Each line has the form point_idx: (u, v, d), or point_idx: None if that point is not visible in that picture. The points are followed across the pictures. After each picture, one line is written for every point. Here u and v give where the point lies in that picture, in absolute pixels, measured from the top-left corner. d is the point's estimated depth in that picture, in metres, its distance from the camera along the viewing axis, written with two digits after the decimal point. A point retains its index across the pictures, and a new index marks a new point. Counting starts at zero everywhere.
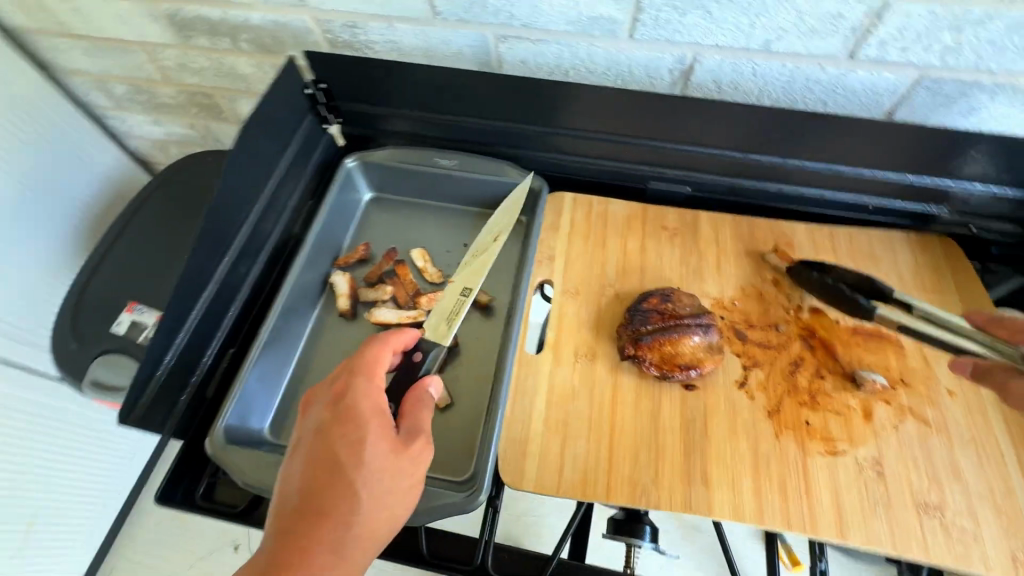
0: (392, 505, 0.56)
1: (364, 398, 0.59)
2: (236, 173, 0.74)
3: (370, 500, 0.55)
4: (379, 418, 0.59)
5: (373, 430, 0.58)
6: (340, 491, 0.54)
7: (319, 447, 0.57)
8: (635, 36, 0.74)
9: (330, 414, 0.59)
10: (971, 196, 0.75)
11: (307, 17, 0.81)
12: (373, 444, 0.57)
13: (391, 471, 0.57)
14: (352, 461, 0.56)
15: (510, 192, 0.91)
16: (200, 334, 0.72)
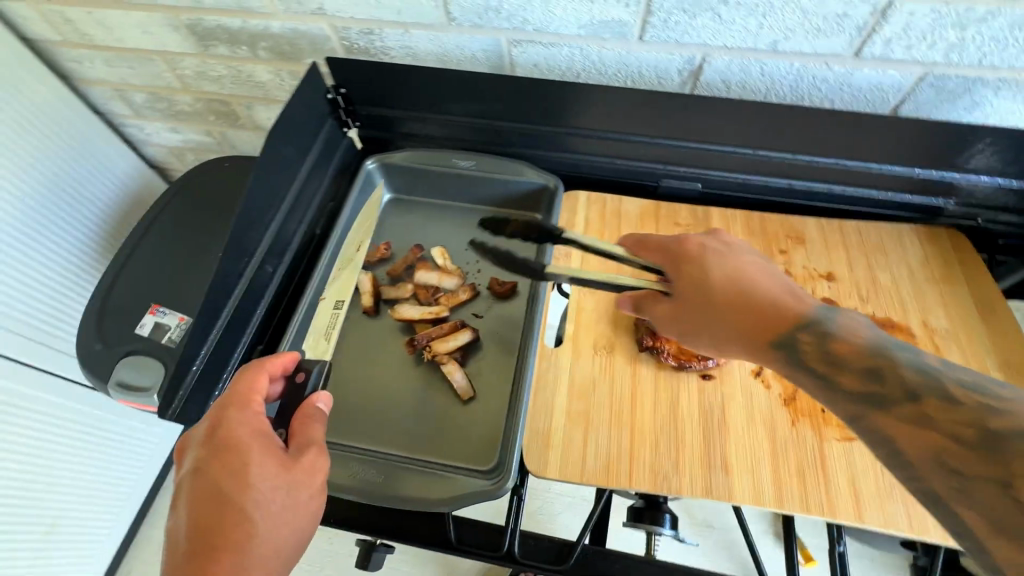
0: (294, 522, 0.51)
1: (245, 424, 0.53)
2: (264, 174, 0.70)
3: (269, 519, 0.50)
4: (262, 442, 0.53)
5: (256, 456, 0.52)
6: (230, 523, 0.48)
7: (202, 489, 0.49)
8: (644, 38, 0.80)
9: (207, 452, 0.51)
10: (977, 188, 0.77)
11: (324, 24, 0.90)
12: (260, 469, 0.51)
13: (286, 489, 0.51)
14: (238, 491, 0.50)
15: (527, 191, 0.83)
16: (230, 332, 0.68)
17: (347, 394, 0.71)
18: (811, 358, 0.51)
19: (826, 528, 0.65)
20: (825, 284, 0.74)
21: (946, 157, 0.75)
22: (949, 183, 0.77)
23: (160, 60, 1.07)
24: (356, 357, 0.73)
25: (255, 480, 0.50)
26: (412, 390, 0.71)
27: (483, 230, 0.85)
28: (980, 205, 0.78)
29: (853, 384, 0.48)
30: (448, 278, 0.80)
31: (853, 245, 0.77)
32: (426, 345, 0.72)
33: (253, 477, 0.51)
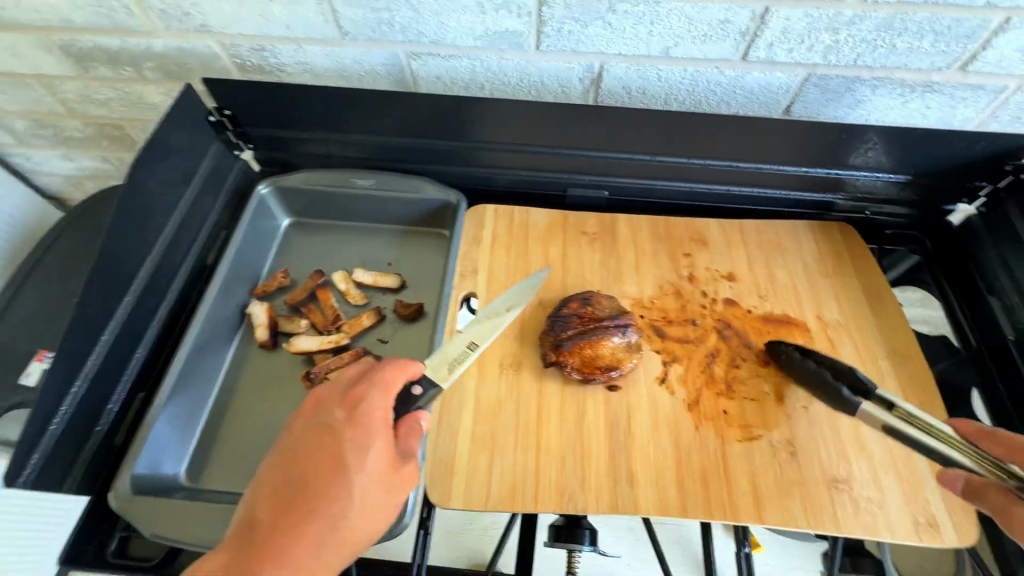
0: (374, 520, 0.47)
1: (382, 404, 0.51)
2: (134, 206, 0.65)
3: (355, 506, 0.46)
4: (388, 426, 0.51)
5: (384, 435, 0.50)
6: (327, 494, 0.46)
7: (321, 450, 0.48)
8: (542, 48, 0.80)
9: (343, 416, 0.50)
10: (862, 183, 0.80)
11: (212, 42, 0.85)
12: (380, 449, 0.49)
13: (384, 484, 0.48)
14: (351, 460, 0.48)
15: (431, 208, 0.81)
16: (100, 380, 0.62)
17: (239, 438, 0.66)
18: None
19: (736, 529, 0.65)
20: (725, 285, 0.75)
21: (833, 155, 0.78)
22: (838, 179, 0.80)
23: (38, 84, 0.99)
24: (251, 395, 0.69)
25: (372, 459, 0.48)
26: None
27: (389, 250, 0.81)
28: (868, 198, 0.82)
29: None
30: (351, 304, 0.76)
31: (753, 245, 0.79)
32: (325, 378, 0.68)
33: (370, 454, 0.48)
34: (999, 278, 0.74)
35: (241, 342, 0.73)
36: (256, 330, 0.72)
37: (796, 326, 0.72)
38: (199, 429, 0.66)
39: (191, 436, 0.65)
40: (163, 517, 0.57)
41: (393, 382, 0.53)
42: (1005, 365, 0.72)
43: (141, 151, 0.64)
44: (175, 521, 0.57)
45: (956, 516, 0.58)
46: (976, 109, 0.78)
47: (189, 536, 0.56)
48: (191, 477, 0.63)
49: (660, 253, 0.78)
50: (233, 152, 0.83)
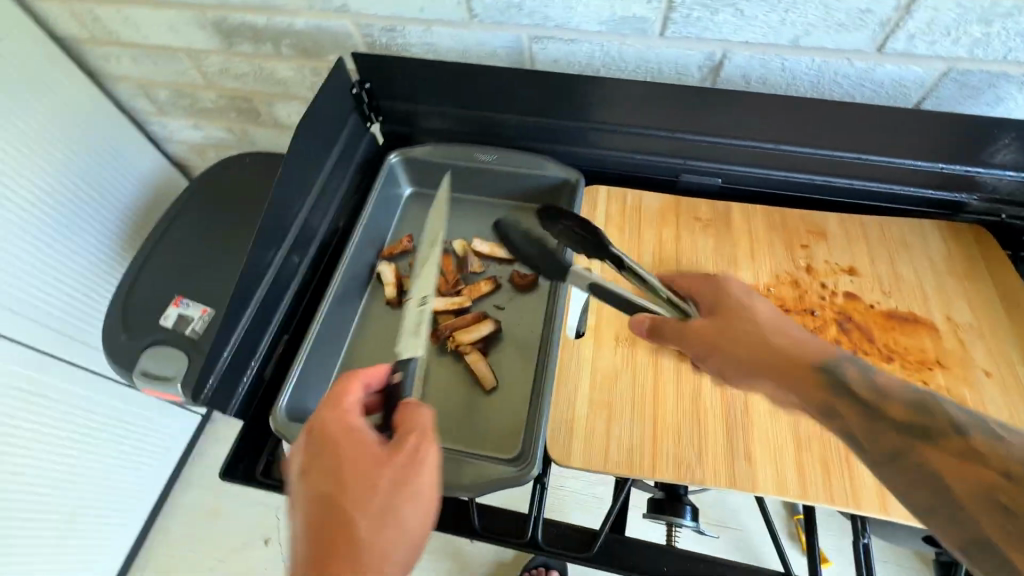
0: (407, 515, 0.50)
1: (341, 422, 0.54)
2: (292, 166, 0.71)
3: (380, 516, 0.49)
4: (362, 437, 0.53)
5: (363, 447, 0.52)
6: (339, 521, 0.48)
7: (310, 488, 0.50)
8: (665, 34, 0.81)
9: (310, 451, 0.53)
10: (1001, 184, 0.76)
11: (348, 21, 0.92)
12: (368, 461, 0.51)
13: (393, 482, 0.51)
14: (341, 485, 0.50)
15: (546, 185, 0.84)
16: (258, 319, 0.69)
17: None
18: (854, 390, 0.51)
19: (849, 520, 0.64)
20: (845, 279, 0.74)
21: (971, 153, 0.74)
22: (974, 178, 0.76)
23: (186, 57, 1.09)
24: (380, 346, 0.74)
25: (368, 472, 0.51)
26: (437, 381, 0.71)
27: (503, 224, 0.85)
28: (1005, 200, 0.78)
29: (900, 415, 0.48)
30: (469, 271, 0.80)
31: (876, 241, 0.77)
32: (449, 335, 0.72)
33: (355, 472, 0.51)
34: None
35: (369, 297, 0.78)
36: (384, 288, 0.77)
37: (922, 324, 0.69)
38: (335, 373, 0.72)
39: (328, 378, 0.71)
40: None
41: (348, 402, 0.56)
42: None
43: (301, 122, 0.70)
44: None
45: None
46: None
47: None
48: None
49: (775, 243, 0.77)
50: (364, 124, 0.89)
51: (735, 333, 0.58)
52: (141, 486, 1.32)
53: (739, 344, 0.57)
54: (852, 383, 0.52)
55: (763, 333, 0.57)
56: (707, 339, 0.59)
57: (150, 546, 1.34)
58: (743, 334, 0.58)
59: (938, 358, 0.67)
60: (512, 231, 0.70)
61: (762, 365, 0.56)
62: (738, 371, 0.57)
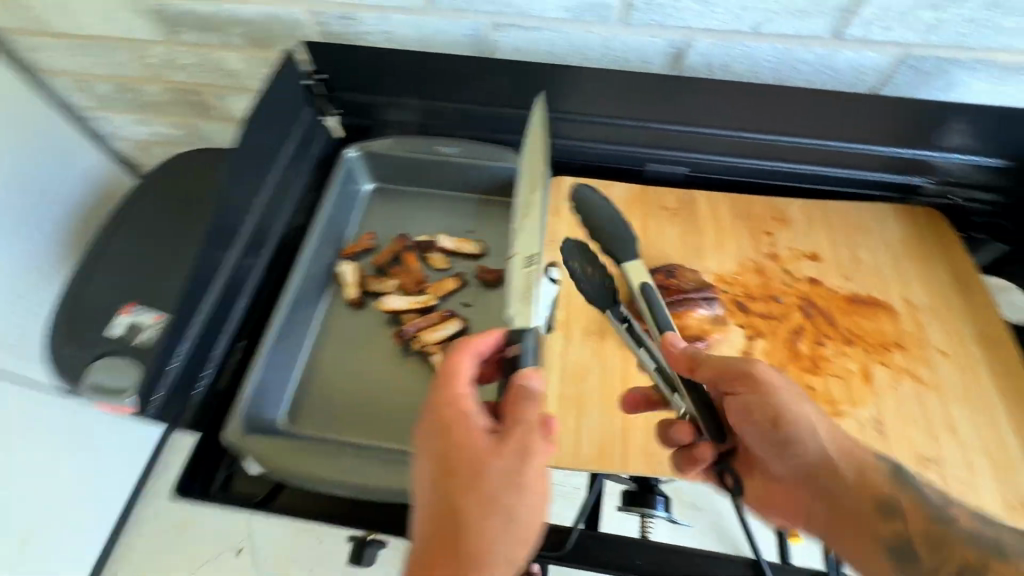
0: (527, 512, 0.47)
1: (460, 407, 0.50)
2: (242, 162, 0.68)
3: (502, 514, 0.46)
4: (483, 424, 0.49)
5: (479, 437, 0.49)
6: (467, 512, 0.47)
7: (433, 474, 0.49)
8: (629, 22, 0.80)
9: (428, 430, 0.51)
10: (954, 167, 0.78)
11: (300, 9, 0.87)
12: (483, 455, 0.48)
13: (511, 479, 0.47)
14: (463, 473, 0.48)
15: (510, 177, 0.82)
16: (210, 325, 0.65)
17: (335, 387, 0.69)
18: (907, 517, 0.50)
19: None
20: (808, 264, 0.75)
21: (925, 136, 0.76)
22: (928, 162, 0.78)
23: (126, 47, 1.02)
24: (343, 348, 0.71)
25: (490, 465, 0.47)
26: (402, 383, 0.69)
27: (469, 218, 0.83)
28: (957, 183, 0.80)
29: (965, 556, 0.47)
30: (433, 268, 0.77)
31: (837, 226, 0.78)
32: (414, 335, 0.70)
33: (474, 465, 0.47)
34: None
35: (330, 298, 0.75)
36: (345, 290, 0.74)
37: (881, 307, 0.71)
38: (295, 378, 0.69)
39: (286, 385, 0.68)
40: (276, 456, 0.59)
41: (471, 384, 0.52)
42: None
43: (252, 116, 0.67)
44: (290, 458, 0.59)
45: None
46: None
47: (304, 475, 0.58)
48: (290, 422, 0.66)
49: (740, 231, 0.78)
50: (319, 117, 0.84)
51: (778, 393, 0.56)
52: (99, 502, 1.25)
53: (768, 403, 0.56)
54: (870, 463, 0.54)
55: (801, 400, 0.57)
56: (748, 384, 0.57)
57: (111, 565, 1.28)
58: (783, 395, 0.56)
59: (897, 340, 0.68)
60: (582, 199, 0.65)
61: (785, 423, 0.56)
62: (751, 416, 0.58)
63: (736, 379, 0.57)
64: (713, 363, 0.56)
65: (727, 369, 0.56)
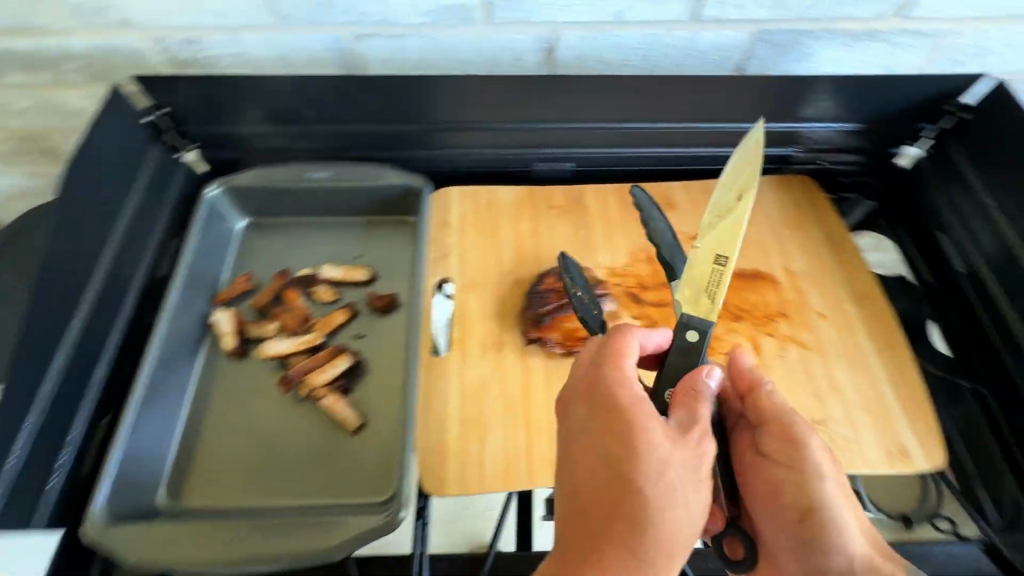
0: (662, 523, 0.43)
1: (608, 400, 0.47)
2: (67, 220, 0.61)
3: (629, 525, 0.43)
4: (618, 423, 0.46)
5: (608, 438, 0.46)
6: (616, 501, 0.44)
7: (592, 457, 0.46)
8: (492, 20, 0.75)
9: (590, 410, 0.48)
10: (816, 134, 0.81)
11: (133, 36, 0.76)
12: (614, 458, 0.45)
13: (696, 474, 0.45)
14: (625, 461, 0.45)
15: (392, 195, 0.78)
16: (57, 408, 0.58)
17: (219, 450, 0.63)
18: None
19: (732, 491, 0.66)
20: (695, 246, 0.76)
21: (787, 108, 0.79)
22: (795, 132, 0.81)
23: None
24: (227, 404, 0.66)
25: (620, 469, 0.44)
26: (295, 432, 0.64)
27: (354, 242, 0.78)
28: (823, 149, 0.83)
29: None
30: (321, 302, 0.73)
31: None
32: (302, 378, 0.66)
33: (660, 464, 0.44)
34: (945, 215, 0.77)
35: (207, 351, 0.69)
36: (223, 339, 0.69)
37: (765, 279, 0.73)
38: (173, 446, 0.63)
39: (165, 454, 0.62)
40: (145, 542, 0.54)
41: (605, 372, 0.48)
42: (956, 300, 0.74)
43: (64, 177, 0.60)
44: (158, 543, 0.54)
45: (927, 443, 0.61)
46: (915, 53, 0.78)
47: (180, 554, 0.53)
48: (170, 498, 0.60)
49: (628, 221, 0.78)
50: (174, 154, 0.77)
51: (824, 481, 0.52)
52: None
53: (805, 487, 0.52)
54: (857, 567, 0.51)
55: (847, 497, 0.52)
56: (788, 456, 0.53)
57: None
58: (829, 486, 0.52)
59: (781, 309, 0.71)
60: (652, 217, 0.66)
61: (815, 516, 0.52)
62: (779, 498, 0.54)
63: (784, 449, 0.53)
64: (774, 413, 0.54)
65: (780, 430, 0.53)
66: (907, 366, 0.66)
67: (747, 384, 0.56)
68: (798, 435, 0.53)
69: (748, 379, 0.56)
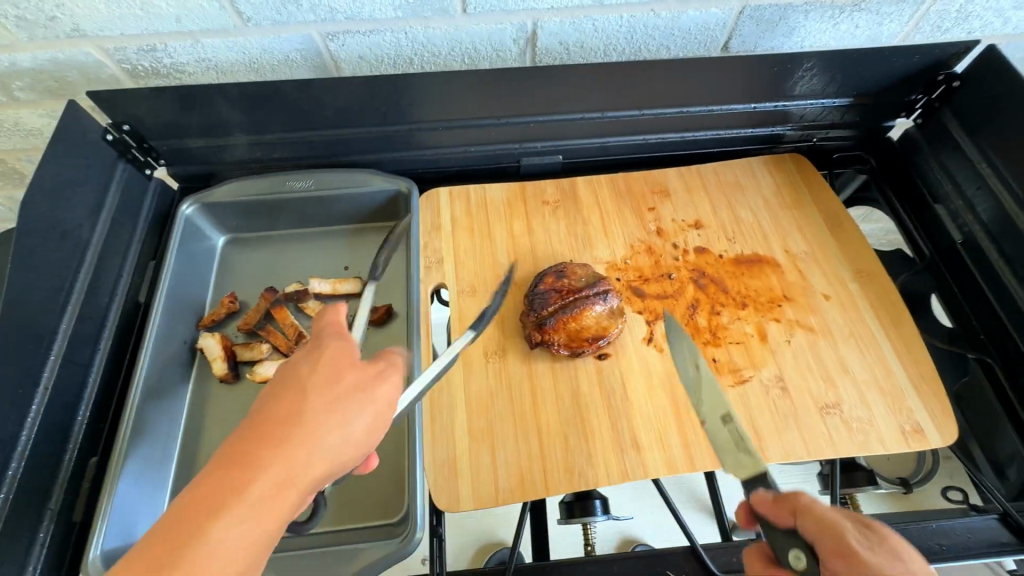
0: (365, 444, 0.40)
1: (286, 396, 0.38)
2: (26, 260, 0.58)
3: (224, 532, 0.33)
4: (303, 369, 0.41)
5: (279, 417, 0.37)
6: (258, 451, 0.36)
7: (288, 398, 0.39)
8: (469, 10, 0.65)
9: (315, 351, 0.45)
10: (806, 111, 0.79)
11: (91, 48, 0.63)
12: (258, 442, 0.36)
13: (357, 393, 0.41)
14: (288, 410, 0.38)
15: (378, 201, 0.75)
16: (39, 456, 0.55)
17: None
18: None
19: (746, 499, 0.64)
20: (693, 234, 0.74)
21: (777, 86, 0.76)
22: (785, 111, 0.79)
23: None
24: (225, 434, 0.63)
25: (226, 465, 0.35)
26: None
27: (344, 253, 0.76)
28: (814, 125, 0.82)
29: None
30: (313, 318, 0.71)
31: (712, 188, 0.78)
32: None
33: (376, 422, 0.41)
34: (942, 185, 0.76)
35: (198, 378, 0.67)
36: (213, 365, 0.65)
37: (766, 263, 0.72)
38: (169, 483, 0.61)
39: (164, 488, 0.60)
40: None
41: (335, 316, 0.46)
42: (959, 270, 0.74)
43: (18, 226, 0.56)
44: None
45: (938, 418, 0.61)
46: (902, 22, 0.71)
47: None
48: None
49: (623, 213, 0.76)
50: (144, 172, 0.74)
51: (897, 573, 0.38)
52: None
53: None
54: None
55: None
56: (850, 564, 0.40)
57: None
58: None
59: (785, 293, 0.70)
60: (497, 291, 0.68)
61: None
62: None
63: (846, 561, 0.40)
64: (817, 524, 0.43)
65: (831, 539, 0.41)
66: (914, 341, 0.66)
67: (779, 511, 0.45)
68: (843, 538, 0.41)
69: (781, 501, 0.46)
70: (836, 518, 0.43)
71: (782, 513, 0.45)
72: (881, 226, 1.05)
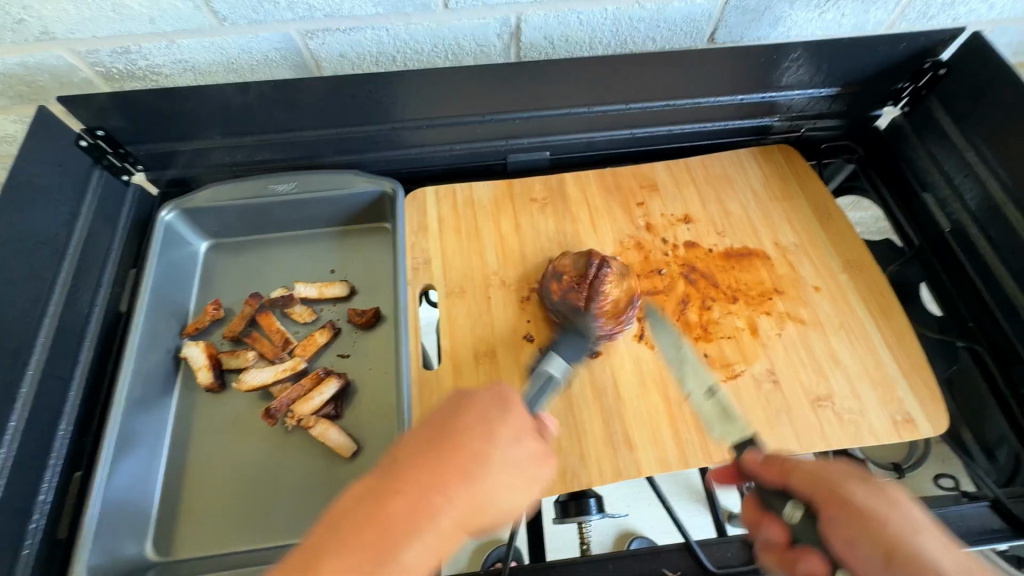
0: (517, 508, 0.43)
1: (470, 431, 0.42)
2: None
3: (413, 555, 0.36)
4: (481, 415, 0.44)
5: (464, 450, 0.41)
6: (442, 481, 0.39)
7: (471, 442, 0.42)
8: (451, 6, 0.62)
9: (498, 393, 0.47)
10: (793, 102, 0.79)
11: (63, 52, 0.60)
12: (443, 468, 0.40)
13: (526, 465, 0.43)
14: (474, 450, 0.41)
15: (363, 203, 0.74)
16: (18, 474, 0.54)
17: (210, 492, 0.60)
18: None
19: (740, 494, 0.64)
20: (682, 228, 0.74)
21: (764, 78, 0.75)
22: (773, 103, 0.78)
23: None
24: (212, 444, 0.62)
25: (413, 479, 0.39)
26: (286, 463, 0.61)
27: (329, 256, 0.75)
28: (801, 116, 0.81)
29: None
30: (299, 323, 0.70)
31: (701, 181, 0.78)
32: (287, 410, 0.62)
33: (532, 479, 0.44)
34: (930, 173, 0.76)
35: (183, 387, 0.66)
36: (197, 375, 0.64)
37: (756, 256, 0.72)
38: (155, 496, 0.60)
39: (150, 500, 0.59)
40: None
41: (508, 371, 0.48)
42: (948, 259, 0.74)
43: None
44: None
45: (929, 409, 0.61)
46: (887, 10, 0.70)
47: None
48: (159, 551, 0.57)
49: (612, 209, 0.75)
50: (121, 178, 0.72)
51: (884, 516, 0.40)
52: None
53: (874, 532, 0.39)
54: None
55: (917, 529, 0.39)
56: (839, 507, 0.42)
57: None
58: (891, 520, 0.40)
59: (775, 286, 0.69)
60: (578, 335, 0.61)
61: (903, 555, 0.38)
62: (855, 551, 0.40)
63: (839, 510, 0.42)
64: (805, 478, 0.45)
65: (824, 487, 0.43)
66: (905, 332, 0.66)
67: (768, 471, 0.48)
68: (829, 482, 0.43)
69: (770, 461, 0.48)
70: (827, 466, 0.45)
71: (776, 472, 0.47)
72: (870, 214, 1.05)
